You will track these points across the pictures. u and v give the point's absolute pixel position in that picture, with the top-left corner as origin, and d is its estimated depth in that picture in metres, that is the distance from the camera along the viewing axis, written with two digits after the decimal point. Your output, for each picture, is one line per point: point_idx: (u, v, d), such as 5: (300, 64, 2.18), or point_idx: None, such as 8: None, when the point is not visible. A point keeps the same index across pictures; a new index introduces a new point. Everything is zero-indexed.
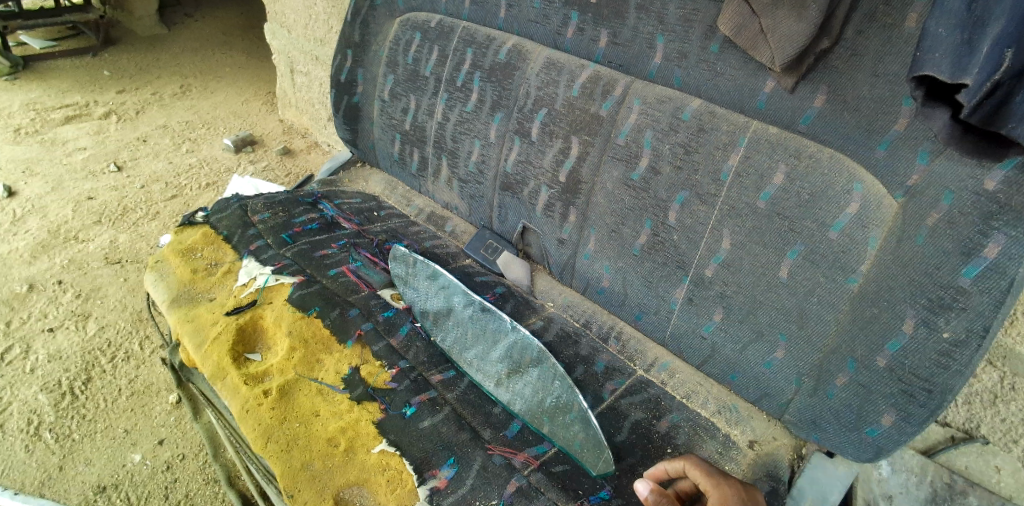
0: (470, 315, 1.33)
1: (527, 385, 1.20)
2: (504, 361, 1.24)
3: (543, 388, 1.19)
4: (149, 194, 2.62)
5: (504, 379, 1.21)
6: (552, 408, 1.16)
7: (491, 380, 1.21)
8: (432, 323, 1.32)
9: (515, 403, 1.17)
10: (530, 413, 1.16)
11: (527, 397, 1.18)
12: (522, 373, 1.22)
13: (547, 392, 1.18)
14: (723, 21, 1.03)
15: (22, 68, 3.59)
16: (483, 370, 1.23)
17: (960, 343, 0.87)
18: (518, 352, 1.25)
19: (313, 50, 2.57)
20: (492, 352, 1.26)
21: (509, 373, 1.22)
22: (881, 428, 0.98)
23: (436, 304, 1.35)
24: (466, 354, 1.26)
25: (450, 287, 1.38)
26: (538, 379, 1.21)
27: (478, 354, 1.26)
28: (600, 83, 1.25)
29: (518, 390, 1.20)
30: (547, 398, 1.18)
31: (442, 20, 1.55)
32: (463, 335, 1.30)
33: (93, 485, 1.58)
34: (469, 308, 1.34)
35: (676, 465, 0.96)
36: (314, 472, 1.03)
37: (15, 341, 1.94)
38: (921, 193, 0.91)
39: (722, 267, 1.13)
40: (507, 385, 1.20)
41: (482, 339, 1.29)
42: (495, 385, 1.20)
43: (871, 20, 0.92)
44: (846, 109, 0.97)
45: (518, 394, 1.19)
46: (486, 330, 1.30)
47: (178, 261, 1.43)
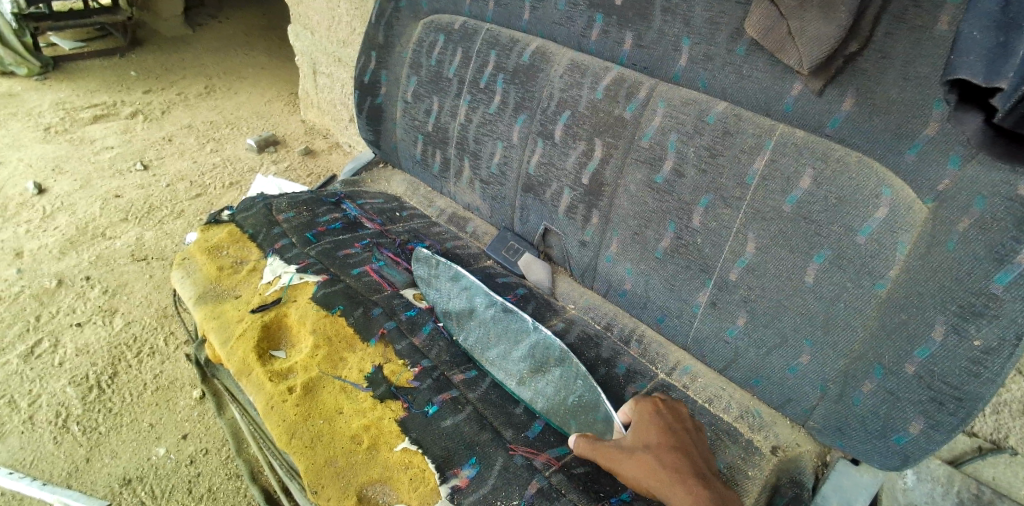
0: (492, 316, 1.33)
1: (550, 384, 1.20)
2: (526, 360, 1.24)
3: (565, 387, 1.20)
4: (174, 193, 2.67)
5: (526, 378, 1.22)
6: (574, 407, 1.17)
7: (513, 379, 1.22)
8: (453, 323, 1.33)
9: (538, 401, 1.18)
10: (552, 411, 1.16)
11: (549, 395, 1.19)
12: (544, 373, 1.22)
13: (570, 391, 1.19)
14: (751, 24, 1.02)
15: (52, 69, 3.68)
16: (505, 369, 1.24)
17: (991, 351, 0.86)
18: (540, 352, 1.25)
19: (336, 52, 2.60)
20: (514, 352, 1.27)
21: (531, 372, 1.22)
22: (908, 435, 0.97)
23: (459, 304, 1.36)
24: (488, 353, 1.27)
25: (471, 288, 1.39)
26: (560, 378, 1.21)
27: (500, 353, 1.27)
28: (624, 85, 1.25)
29: (540, 388, 1.20)
30: (570, 397, 1.18)
31: (465, 22, 1.56)
32: (485, 334, 1.30)
33: (118, 478, 1.61)
34: (492, 309, 1.35)
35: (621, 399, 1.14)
36: (338, 468, 1.04)
37: (44, 335, 1.98)
38: (952, 199, 0.89)
39: (746, 271, 1.12)
40: (529, 384, 1.21)
41: (504, 339, 1.29)
42: (517, 384, 1.21)
43: (903, 22, 0.91)
44: (874, 113, 0.96)
45: (539, 392, 1.19)
46: (509, 329, 1.31)
47: (205, 258, 1.45)
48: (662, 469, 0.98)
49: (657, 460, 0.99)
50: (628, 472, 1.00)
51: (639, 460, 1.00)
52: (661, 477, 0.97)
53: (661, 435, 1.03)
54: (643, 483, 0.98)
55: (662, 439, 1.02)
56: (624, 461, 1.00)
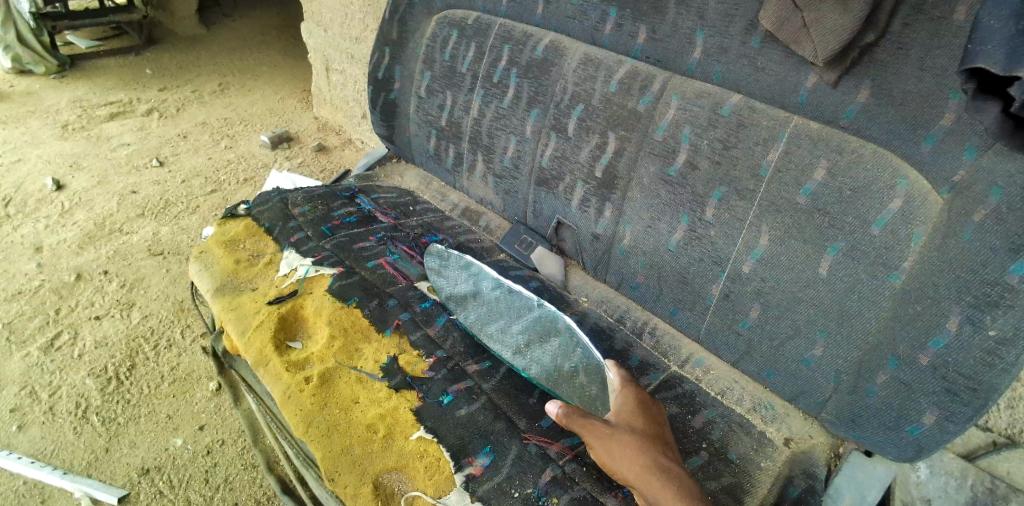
0: (496, 297, 1.37)
1: (546, 353, 1.25)
2: (525, 333, 1.29)
3: (562, 355, 1.24)
4: (189, 189, 2.70)
5: (522, 349, 1.25)
6: (569, 373, 1.21)
7: (509, 350, 1.25)
8: (455, 303, 1.36)
9: (532, 368, 1.21)
10: (546, 378, 1.20)
11: (545, 363, 1.23)
12: (542, 344, 1.27)
13: (567, 358, 1.23)
14: (766, 16, 1.02)
15: (70, 67, 3.74)
16: (502, 341, 1.27)
17: (1007, 342, 0.86)
18: (540, 326, 1.30)
19: (349, 49, 2.62)
20: (514, 326, 1.30)
21: (529, 344, 1.26)
22: (922, 426, 0.97)
23: (463, 288, 1.39)
24: (487, 328, 1.30)
25: (478, 271, 1.43)
26: (558, 348, 1.26)
27: (499, 328, 1.30)
28: (637, 78, 1.26)
29: (535, 358, 1.24)
30: (566, 364, 1.23)
31: (479, 17, 1.57)
32: (487, 312, 1.34)
33: (137, 467, 1.63)
34: (496, 291, 1.38)
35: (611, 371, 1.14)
36: (354, 456, 1.06)
37: (64, 327, 2.02)
38: (968, 189, 0.89)
39: (760, 263, 1.12)
40: (525, 353, 1.24)
41: (505, 315, 1.33)
42: (513, 354, 1.24)
43: (919, 13, 0.91)
44: (890, 104, 0.96)
45: (535, 360, 1.23)
46: (513, 306, 1.35)
47: (222, 252, 1.47)
48: (647, 456, 0.96)
49: (642, 448, 0.97)
50: (606, 447, 0.97)
51: (625, 443, 0.97)
52: (640, 462, 0.95)
53: (645, 424, 1.02)
54: (619, 464, 0.95)
55: (650, 432, 1.01)
56: (609, 438, 0.97)
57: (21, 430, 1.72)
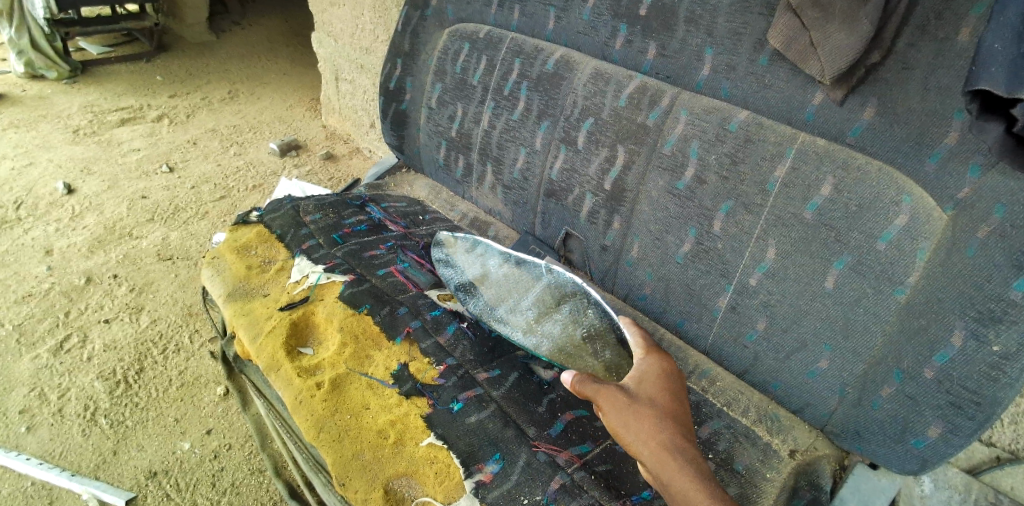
0: (504, 274, 1.44)
1: (557, 323, 1.32)
2: (535, 306, 1.37)
3: (573, 322, 1.32)
4: (199, 194, 2.73)
5: (532, 326, 1.33)
6: (581, 340, 1.29)
7: (520, 330, 1.33)
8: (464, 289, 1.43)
9: (543, 344, 1.29)
10: (558, 352, 1.27)
11: (555, 335, 1.31)
12: (552, 314, 1.34)
13: (577, 325, 1.31)
14: (774, 35, 1.05)
15: (81, 73, 3.79)
16: (512, 322, 1.35)
17: (1010, 357, 0.88)
18: (550, 296, 1.37)
19: (359, 59, 2.65)
20: (522, 302, 1.38)
21: (538, 318, 1.34)
22: (927, 439, 0.99)
23: (472, 270, 1.47)
24: (496, 311, 1.37)
25: (485, 249, 1.50)
26: (569, 314, 1.33)
27: (509, 308, 1.38)
28: (646, 94, 1.28)
29: (546, 332, 1.32)
30: (577, 330, 1.30)
31: (491, 30, 1.60)
32: (495, 293, 1.41)
33: (144, 470, 1.64)
34: (504, 267, 1.45)
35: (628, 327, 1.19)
36: (365, 462, 1.07)
37: (73, 330, 2.04)
38: (972, 206, 0.91)
39: (766, 276, 1.14)
40: (536, 330, 1.32)
41: (514, 293, 1.41)
42: (524, 333, 1.32)
43: (924, 34, 0.93)
44: (896, 122, 0.98)
45: (545, 335, 1.31)
46: (520, 281, 1.42)
47: (234, 257, 1.50)
48: (661, 431, 0.96)
49: (658, 421, 0.97)
50: (622, 420, 0.97)
51: (641, 415, 0.97)
52: (656, 439, 0.95)
53: (664, 398, 1.02)
54: (634, 439, 0.96)
55: (669, 407, 1.01)
56: (624, 409, 0.98)
57: (30, 431, 1.73)
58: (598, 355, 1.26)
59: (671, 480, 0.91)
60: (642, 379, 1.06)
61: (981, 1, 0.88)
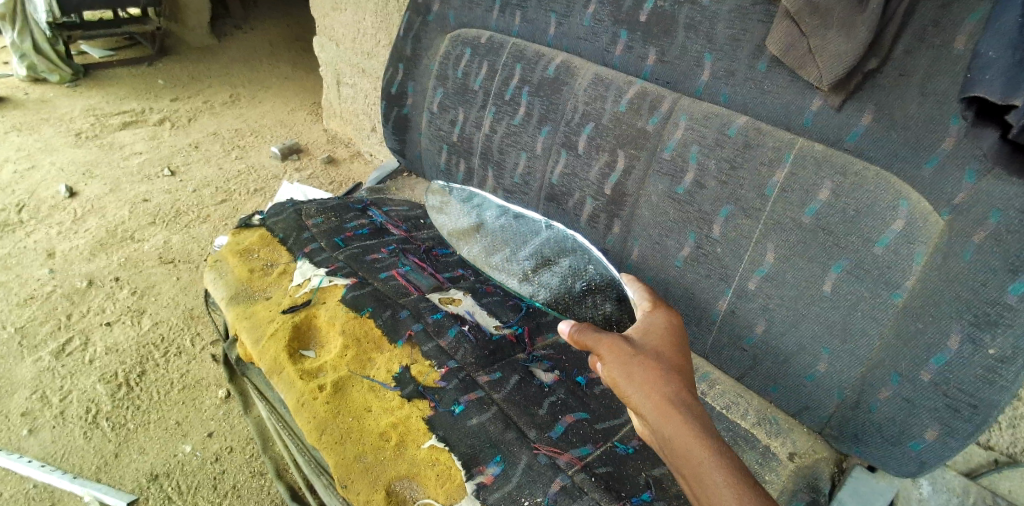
0: (501, 225, 1.39)
1: (556, 275, 1.29)
2: (533, 258, 1.32)
3: (572, 275, 1.27)
4: (200, 198, 2.74)
5: (529, 275, 1.30)
6: (580, 293, 1.25)
7: (516, 278, 1.30)
8: (460, 240, 1.41)
9: (540, 294, 1.26)
10: (555, 303, 1.25)
11: (553, 287, 1.27)
12: (550, 266, 1.30)
13: (577, 279, 1.27)
14: (773, 41, 1.06)
15: (83, 76, 3.81)
16: (508, 270, 1.32)
17: (1006, 360, 0.89)
18: (549, 248, 1.32)
19: (361, 63, 2.67)
20: (520, 251, 1.34)
21: (536, 268, 1.30)
22: (924, 442, 1.00)
23: (469, 221, 1.43)
24: (492, 259, 1.34)
25: (481, 202, 1.44)
26: (569, 268, 1.29)
27: (505, 256, 1.34)
28: (646, 99, 1.30)
29: (544, 282, 1.28)
30: (577, 283, 1.27)
31: (492, 36, 1.61)
32: (491, 242, 1.37)
33: (146, 473, 1.64)
34: (502, 218, 1.39)
35: (630, 285, 1.16)
36: (367, 464, 1.08)
37: (75, 333, 2.05)
38: (967, 211, 0.92)
39: (765, 280, 1.15)
40: (532, 279, 1.29)
41: (511, 243, 1.36)
42: (520, 281, 1.29)
43: (921, 41, 0.95)
44: (893, 128, 0.99)
45: (543, 285, 1.28)
46: (518, 233, 1.36)
47: (236, 261, 1.51)
48: (665, 383, 0.87)
49: (662, 373, 0.89)
50: (624, 371, 0.90)
51: (644, 366, 0.90)
52: (659, 390, 0.87)
53: (670, 354, 0.94)
54: (634, 390, 0.88)
55: (675, 361, 0.93)
56: (626, 359, 0.91)
57: (31, 433, 1.74)
58: (598, 307, 1.22)
59: (673, 433, 0.82)
60: (648, 334, 0.98)
61: (978, 8, 0.90)
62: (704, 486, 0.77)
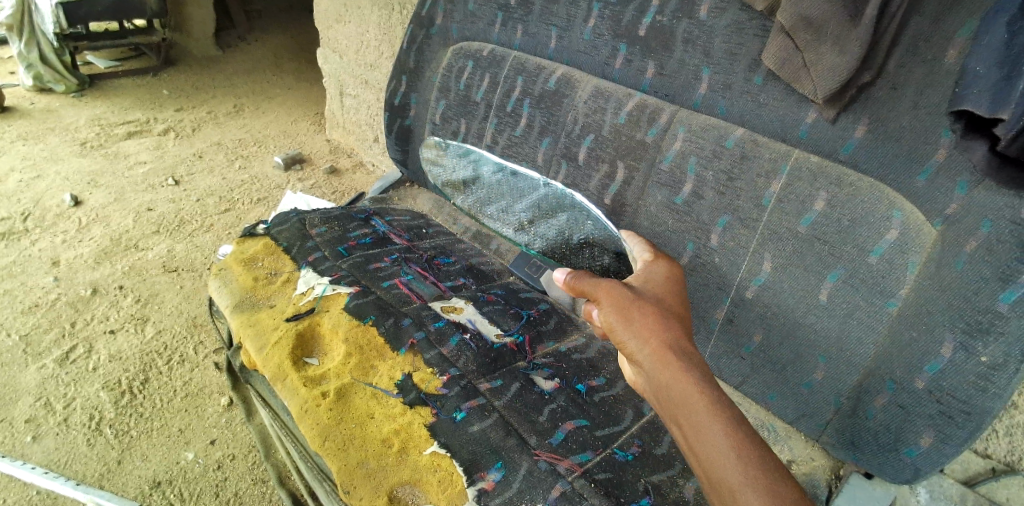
0: (498, 179, 1.37)
1: (553, 226, 1.32)
2: (529, 211, 1.34)
3: (570, 227, 1.28)
4: (204, 207, 2.77)
5: (526, 226, 1.37)
6: (577, 243, 1.29)
7: (511, 229, 1.40)
8: (458, 191, 1.51)
9: (534, 245, 1.38)
10: (549, 252, 1.36)
11: (549, 237, 1.34)
12: (548, 216, 1.31)
13: (574, 232, 1.28)
14: (769, 55, 1.08)
15: (89, 86, 3.85)
16: (507, 221, 1.40)
17: (998, 367, 0.91)
18: (546, 203, 1.30)
19: (364, 75, 2.70)
20: (517, 204, 1.36)
21: (534, 219, 1.35)
22: (919, 449, 1.01)
23: (468, 175, 1.45)
24: (491, 211, 1.43)
25: (477, 157, 1.42)
26: (566, 221, 1.28)
27: (505, 208, 1.39)
28: (645, 111, 1.32)
29: (541, 232, 1.35)
30: (574, 235, 1.29)
31: (494, 49, 1.64)
32: (489, 196, 1.41)
33: (149, 480, 1.66)
34: (498, 174, 1.36)
35: (630, 241, 1.21)
36: (369, 470, 1.09)
37: (79, 341, 2.06)
38: (959, 221, 0.94)
39: (762, 289, 1.17)
40: (529, 230, 1.37)
41: (509, 195, 1.37)
42: (516, 233, 1.40)
43: (913, 55, 0.97)
44: (887, 139, 1.01)
45: (538, 237, 1.36)
46: (515, 188, 1.35)
47: (241, 269, 1.53)
48: (664, 331, 0.94)
49: (659, 321, 0.95)
50: (624, 317, 0.96)
51: (643, 315, 0.96)
52: (658, 337, 0.92)
53: (668, 304, 1.01)
54: (632, 336, 0.94)
55: (674, 313, 1.00)
56: (627, 306, 0.97)
57: (35, 440, 1.75)
58: (596, 259, 1.27)
59: (670, 377, 0.87)
60: (647, 285, 1.05)
61: (967, 24, 0.92)
62: (696, 426, 0.81)
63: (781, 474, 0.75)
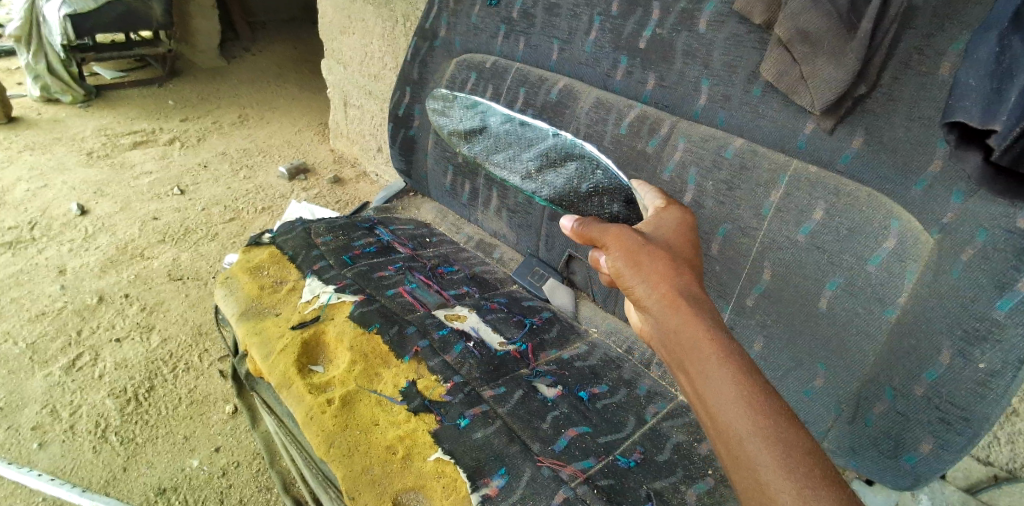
0: (503, 128, 1.21)
1: (561, 176, 1.16)
2: (536, 159, 1.18)
3: (580, 177, 1.13)
4: (209, 216, 2.79)
5: (533, 173, 1.20)
6: (586, 194, 1.14)
7: (519, 175, 1.23)
8: (461, 140, 1.31)
9: (542, 192, 1.20)
10: (559, 201, 1.19)
11: (557, 186, 1.17)
12: (556, 166, 1.16)
13: (585, 182, 1.13)
14: (767, 67, 1.11)
15: (95, 97, 3.89)
16: (512, 168, 1.23)
17: (996, 374, 0.91)
18: (554, 151, 1.15)
19: (367, 86, 2.73)
20: (522, 153, 1.20)
21: (540, 168, 1.18)
22: (919, 455, 1.02)
23: (470, 124, 1.27)
24: (495, 158, 1.25)
25: (483, 106, 1.25)
26: (575, 170, 1.14)
27: (509, 156, 1.22)
28: (646, 122, 1.34)
29: (548, 181, 1.18)
30: (583, 185, 1.13)
31: (497, 60, 1.66)
32: (492, 144, 1.23)
33: (153, 487, 1.66)
34: (504, 123, 1.21)
35: (643, 188, 0.98)
36: (374, 476, 1.10)
37: (85, 349, 2.08)
38: (955, 231, 0.95)
39: (762, 297, 1.20)
40: (536, 177, 1.20)
41: (513, 143, 1.20)
42: (523, 179, 1.22)
43: (907, 68, 0.99)
44: (883, 150, 1.03)
45: (547, 184, 1.19)
46: (520, 135, 1.19)
47: (246, 278, 1.54)
48: (676, 276, 0.78)
49: (673, 266, 0.80)
50: (631, 261, 0.81)
51: (654, 258, 0.80)
52: (669, 284, 0.78)
53: (682, 244, 0.85)
54: (641, 284, 0.79)
55: (688, 253, 0.84)
56: (634, 249, 0.81)
57: (41, 447, 1.76)
58: (606, 207, 1.11)
59: (683, 331, 0.73)
60: (660, 225, 0.88)
61: (959, 39, 0.94)
62: (712, 386, 0.69)
63: (801, 434, 0.66)
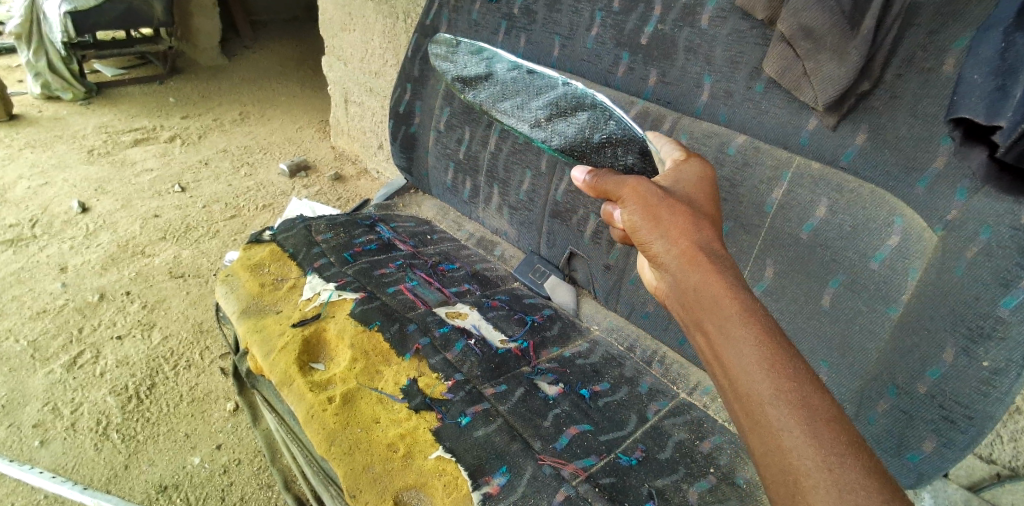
0: (512, 76, 1.14)
1: (573, 125, 1.10)
2: (547, 108, 1.12)
3: (592, 127, 1.09)
4: (210, 214, 2.79)
5: (542, 122, 1.13)
6: (598, 146, 1.09)
7: (527, 124, 1.14)
8: (467, 86, 1.22)
9: (553, 140, 1.12)
10: (570, 152, 1.12)
11: (568, 136, 1.11)
12: (567, 115, 1.11)
13: (597, 132, 1.09)
14: (769, 63, 1.10)
15: (96, 94, 3.89)
16: (519, 116, 1.14)
17: (1000, 372, 0.90)
18: (565, 100, 1.11)
19: (368, 83, 2.73)
20: (532, 101, 1.13)
21: (550, 117, 1.12)
22: (922, 454, 1.00)
23: (476, 70, 1.20)
24: (501, 106, 1.16)
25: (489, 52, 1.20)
26: (587, 120, 1.09)
27: (516, 104, 1.14)
28: (648, 119, 1.33)
29: (557, 130, 1.12)
30: (595, 135, 1.09)
31: None
32: (500, 90, 1.16)
33: (155, 485, 1.66)
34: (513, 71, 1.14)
35: (659, 141, 1.01)
36: (375, 474, 1.10)
37: (86, 346, 2.08)
38: (959, 228, 0.95)
39: (765, 294, 1.20)
40: (546, 126, 1.12)
41: (523, 91, 1.14)
42: (531, 128, 1.13)
43: (910, 65, 0.98)
44: (887, 148, 1.02)
45: (557, 133, 1.12)
46: (528, 82, 1.13)
47: (247, 275, 1.54)
48: (695, 231, 0.78)
49: (691, 222, 0.80)
50: (649, 215, 0.81)
51: (673, 212, 0.81)
52: (688, 238, 0.78)
53: (701, 202, 0.85)
54: (659, 238, 0.80)
55: (708, 211, 0.84)
56: (653, 203, 0.82)
57: (42, 445, 1.76)
58: (619, 158, 1.08)
59: (699, 285, 0.73)
60: (679, 181, 0.89)
61: (963, 35, 0.93)
62: (729, 340, 0.68)
63: (823, 393, 0.64)
